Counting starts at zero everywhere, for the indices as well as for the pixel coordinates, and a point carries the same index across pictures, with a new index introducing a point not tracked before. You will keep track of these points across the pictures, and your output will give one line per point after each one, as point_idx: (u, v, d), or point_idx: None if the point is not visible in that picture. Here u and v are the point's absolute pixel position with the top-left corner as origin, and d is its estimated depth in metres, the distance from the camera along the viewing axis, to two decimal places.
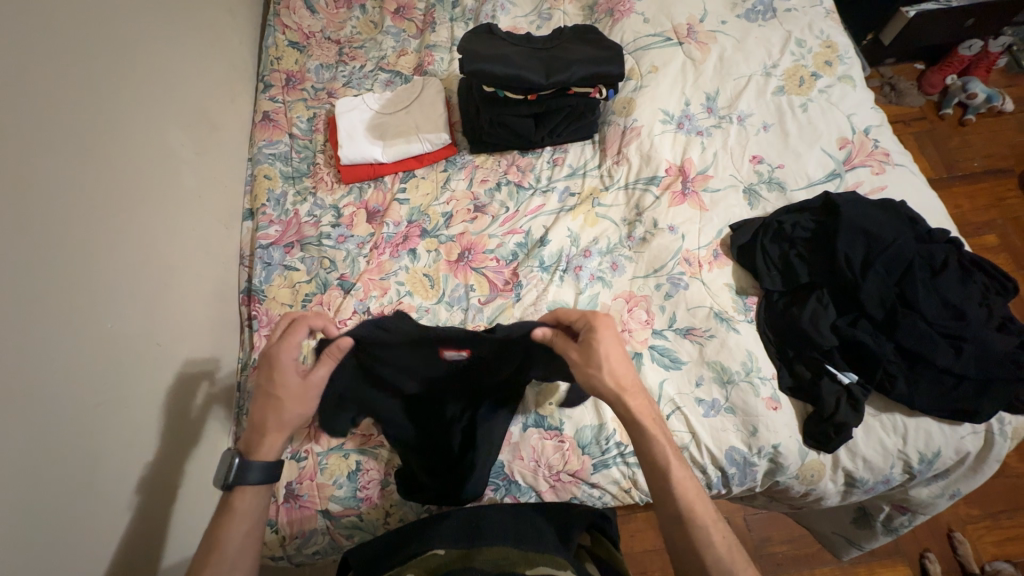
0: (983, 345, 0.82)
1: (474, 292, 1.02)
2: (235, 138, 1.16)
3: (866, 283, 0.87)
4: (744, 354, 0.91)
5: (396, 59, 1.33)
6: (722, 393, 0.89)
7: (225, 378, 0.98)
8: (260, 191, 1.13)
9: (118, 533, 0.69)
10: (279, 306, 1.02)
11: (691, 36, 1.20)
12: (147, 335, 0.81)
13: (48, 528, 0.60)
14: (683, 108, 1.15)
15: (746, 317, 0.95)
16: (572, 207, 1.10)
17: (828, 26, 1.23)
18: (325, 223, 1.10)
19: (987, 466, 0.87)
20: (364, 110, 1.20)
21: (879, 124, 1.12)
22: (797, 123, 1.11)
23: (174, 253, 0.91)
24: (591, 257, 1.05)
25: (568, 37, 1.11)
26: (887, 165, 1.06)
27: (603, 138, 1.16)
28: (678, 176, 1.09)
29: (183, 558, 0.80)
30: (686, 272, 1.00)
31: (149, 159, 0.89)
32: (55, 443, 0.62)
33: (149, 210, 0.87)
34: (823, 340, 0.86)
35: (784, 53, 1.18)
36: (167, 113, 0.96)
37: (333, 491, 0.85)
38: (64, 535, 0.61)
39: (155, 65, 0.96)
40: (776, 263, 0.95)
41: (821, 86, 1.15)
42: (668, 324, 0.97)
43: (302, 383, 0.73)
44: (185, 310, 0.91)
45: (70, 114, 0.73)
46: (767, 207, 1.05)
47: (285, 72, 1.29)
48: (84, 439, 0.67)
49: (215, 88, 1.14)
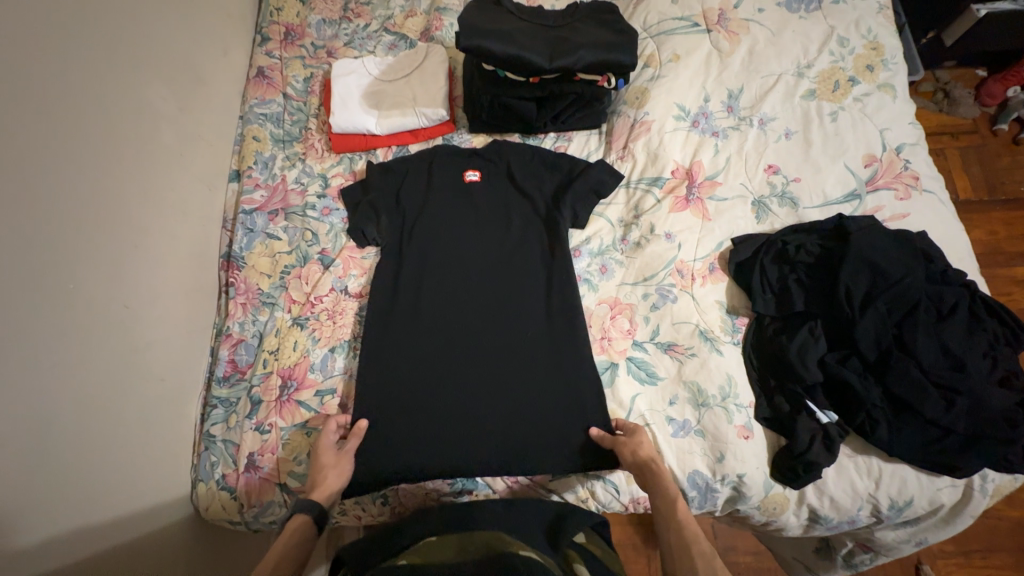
0: (978, 400, 0.78)
1: (457, 285, 0.97)
2: (223, 92, 1.11)
3: (863, 321, 0.82)
4: (724, 379, 0.87)
5: (403, 20, 1.24)
6: (695, 414, 0.87)
7: (236, 243, 1.02)
8: (247, 153, 1.09)
9: (89, 482, 0.71)
10: (257, 276, 1.00)
11: (721, 24, 1.09)
12: (114, 296, 0.79)
13: (15, 478, 0.61)
14: (701, 104, 1.06)
15: (732, 340, 0.91)
16: (563, 187, 1.02)
17: (878, 24, 1.10)
18: (311, 193, 1.07)
19: (960, 521, 0.83)
20: (362, 75, 1.14)
21: (914, 143, 1.02)
22: (823, 133, 1.02)
23: (152, 212, 0.89)
24: (580, 257, 1.00)
25: (581, 16, 1.02)
26: (914, 190, 0.97)
27: (611, 129, 1.08)
28: (684, 179, 1.02)
29: (153, 514, 0.81)
30: (676, 284, 0.95)
31: (124, 111, 0.85)
32: (24, 396, 0.63)
33: (120, 168, 0.83)
34: (808, 375, 0.82)
35: (821, 52, 1.07)
36: (151, 65, 0.92)
37: (292, 467, 0.85)
38: (27, 485, 0.62)
39: (131, 14, 0.89)
40: (774, 287, 0.90)
41: (857, 93, 1.04)
42: (650, 337, 0.93)
43: (347, 455, 0.82)
44: (161, 271, 0.90)
45: (24, 56, 0.68)
46: (774, 222, 0.98)
47: (284, 26, 1.23)
48: (56, 392, 0.67)
49: (206, 39, 1.08)
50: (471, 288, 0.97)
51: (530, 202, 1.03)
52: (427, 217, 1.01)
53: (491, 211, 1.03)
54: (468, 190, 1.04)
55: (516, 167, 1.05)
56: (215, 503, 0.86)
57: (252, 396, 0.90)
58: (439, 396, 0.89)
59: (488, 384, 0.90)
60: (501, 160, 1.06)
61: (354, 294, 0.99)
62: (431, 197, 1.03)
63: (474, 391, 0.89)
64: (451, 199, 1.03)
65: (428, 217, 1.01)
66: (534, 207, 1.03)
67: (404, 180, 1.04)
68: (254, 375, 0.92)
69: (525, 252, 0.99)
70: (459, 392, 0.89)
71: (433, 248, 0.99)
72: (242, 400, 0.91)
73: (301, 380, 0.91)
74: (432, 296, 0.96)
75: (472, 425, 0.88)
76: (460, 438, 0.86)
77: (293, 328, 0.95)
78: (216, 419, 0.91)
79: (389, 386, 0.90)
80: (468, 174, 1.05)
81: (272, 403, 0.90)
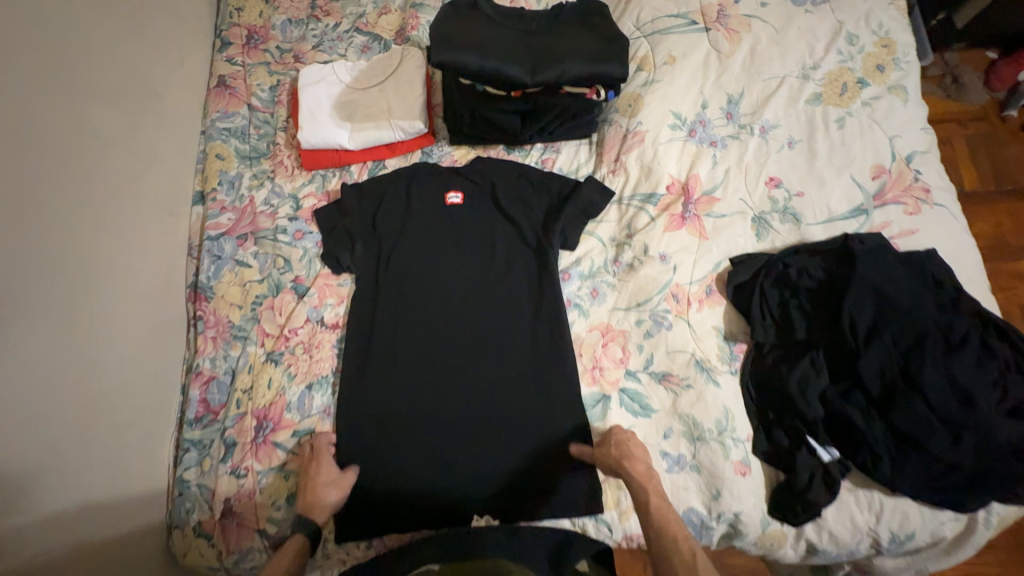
0: (986, 434, 0.74)
1: (441, 314, 0.93)
2: (182, 106, 1.03)
3: (868, 354, 0.77)
4: (720, 411, 0.83)
5: (376, 18, 1.14)
6: (690, 449, 0.83)
7: (203, 273, 0.96)
8: (211, 172, 1.01)
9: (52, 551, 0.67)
10: (227, 307, 0.94)
11: (720, 22, 1.01)
12: (67, 347, 0.73)
13: None
14: (699, 111, 0.98)
15: (730, 369, 0.86)
16: (551, 207, 0.96)
17: (891, 17, 1.02)
18: (282, 215, 1.00)
19: (962, 552, 0.81)
20: (332, 83, 1.05)
21: (925, 150, 0.95)
22: (829, 142, 0.95)
23: (106, 248, 0.82)
24: (570, 280, 0.95)
25: (567, 18, 0.94)
26: (925, 204, 0.91)
27: (601, 139, 1.01)
28: (680, 195, 0.95)
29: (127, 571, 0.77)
30: (671, 310, 0.90)
31: (66, 140, 0.78)
32: None
33: (66, 205, 0.76)
34: (809, 410, 0.78)
35: (829, 51, 0.99)
36: (96, 84, 0.84)
37: (271, 512, 0.82)
38: None
39: (62, 24, 0.80)
40: (774, 314, 0.85)
41: (866, 96, 0.97)
42: (644, 366, 0.88)
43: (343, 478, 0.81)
44: (122, 311, 0.84)
45: None
46: (775, 240, 0.92)
47: (246, 28, 1.13)
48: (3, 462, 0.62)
49: (158, 48, 1.00)
50: (455, 317, 0.93)
51: (515, 223, 0.97)
52: (407, 241, 0.96)
53: (475, 234, 0.97)
54: (450, 211, 0.98)
55: (501, 185, 0.98)
56: (191, 550, 0.82)
57: (226, 439, 0.86)
58: (418, 436, 0.86)
59: (474, 421, 0.87)
60: (485, 180, 0.99)
61: (331, 325, 0.93)
62: (411, 219, 0.97)
63: (459, 427, 0.87)
64: (431, 220, 0.97)
65: (408, 242, 0.96)
66: (521, 228, 0.96)
67: (381, 201, 0.98)
68: (228, 416, 0.87)
69: (510, 278, 0.94)
70: (441, 435, 0.86)
71: (414, 275, 0.94)
72: (216, 443, 0.86)
73: (277, 420, 0.87)
74: (414, 327, 0.92)
75: (457, 466, 0.85)
76: (446, 477, 0.84)
77: (267, 364, 0.90)
78: (189, 463, 0.85)
79: (372, 426, 0.87)
80: (450, 194, 0.98)
81: (248, 445, 0.86)
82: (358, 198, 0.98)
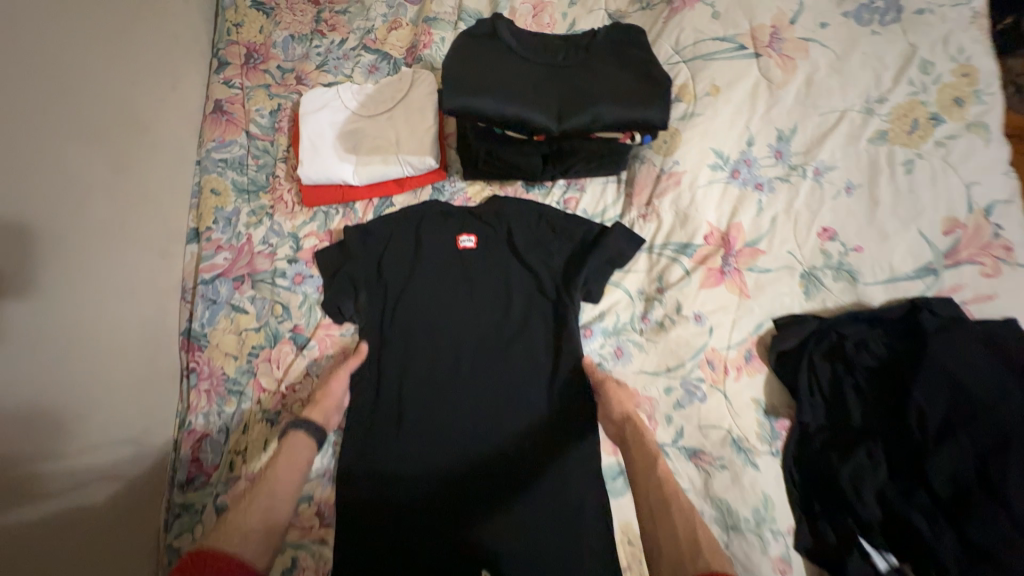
0: None
1: (450, 371, 0.84)
2: (175, 135, 0.95)
3: (937, 454, 0.68)
4: (758, 499, 0.74)
5: (386, 34, 1.04)
6: (722, 538, 0.74)
7: (195, 319, 0.89)
8: (206, 209, 0.95)
9: None
10: (221, 357, 0.88)
11: (772, 46, 0.89)
12: (47, 417, 0.67)
13: None
14: (743, 149, 0.87)
15: (771, 449, 0.77)
16: (575, 254, 0.87)
17: (973, 39, 0.87)
18: (280, 256, 0.92)
19: None
20: (336, 108, 0.96)
21: (1009, 199, 0.81)
22: (893, 190, 0.83)
23: (91, 300, 0.76)
24: (592, 337, 0.86)
25: (599, 47, 0.84)
26: (1007, 265, 0.78)
27: (631, 178, 0.91)
28: (720, 247, 0.85)
29: None
30: (706, 379, 0.80)
31: (46, 186, 0.71)
32: None
33: (46, 258, 0.70)
34: (863, 510, 0.70)
35: (899, 81, 0.86)
36: (78, 120, 0.77)
37: None
38: None
39: (37, 59, 0.73)
40: (823, 390, 0.77)
41: (939, 135, 0.84)
42: (672, 440, 0.79)
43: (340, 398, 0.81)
44: (110, 367, 0.78)
45: None
46: (826, 300, 0.82)
47: (245, 46, 1.06)
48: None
49: (149, 74, 0.92)
50: (466, 376, 0.84)
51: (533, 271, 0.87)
52: (416, 290, 0.87)
53: (489, 283, 0.88)
54: (462, 257, 0.89)
55: (519, 228, 0.89)
56: None
57: (218, 506, 0.78)
58: (413, 519, 0.77)
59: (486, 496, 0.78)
60: (500, 225, 0.90)
61: None
62: (421, 265, 0.88)
63: (464, 502, 0.77)
64: (441, 266, 0.88)
65: (417, 291, 0.87)
66: (540, 279, 0.87)
67: (388, 244, 0.90)
68: (221, 479, 0.80)
69: (526, 333, 0.85)
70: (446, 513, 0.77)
71: (423, 328, 0.86)
72: (208, 509, 0.78)
73: None
74: (421, 386, 0.84)
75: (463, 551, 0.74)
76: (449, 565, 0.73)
77: (263, 423, 0.84)
78: (180, 530, 0.77)
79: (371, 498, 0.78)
80: (462, 237, 0.89)
81: None
82: (362, 240, 0.90)
